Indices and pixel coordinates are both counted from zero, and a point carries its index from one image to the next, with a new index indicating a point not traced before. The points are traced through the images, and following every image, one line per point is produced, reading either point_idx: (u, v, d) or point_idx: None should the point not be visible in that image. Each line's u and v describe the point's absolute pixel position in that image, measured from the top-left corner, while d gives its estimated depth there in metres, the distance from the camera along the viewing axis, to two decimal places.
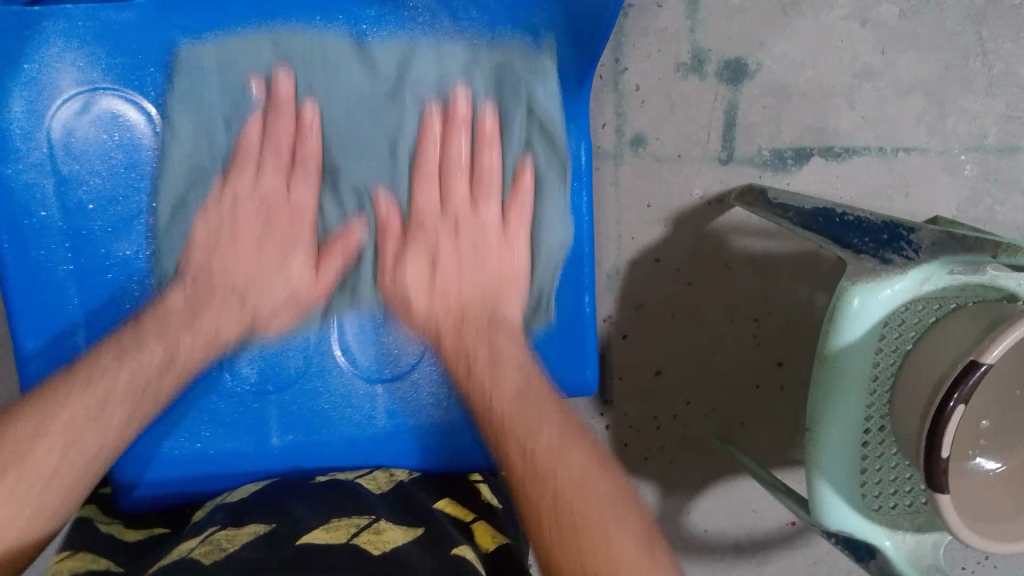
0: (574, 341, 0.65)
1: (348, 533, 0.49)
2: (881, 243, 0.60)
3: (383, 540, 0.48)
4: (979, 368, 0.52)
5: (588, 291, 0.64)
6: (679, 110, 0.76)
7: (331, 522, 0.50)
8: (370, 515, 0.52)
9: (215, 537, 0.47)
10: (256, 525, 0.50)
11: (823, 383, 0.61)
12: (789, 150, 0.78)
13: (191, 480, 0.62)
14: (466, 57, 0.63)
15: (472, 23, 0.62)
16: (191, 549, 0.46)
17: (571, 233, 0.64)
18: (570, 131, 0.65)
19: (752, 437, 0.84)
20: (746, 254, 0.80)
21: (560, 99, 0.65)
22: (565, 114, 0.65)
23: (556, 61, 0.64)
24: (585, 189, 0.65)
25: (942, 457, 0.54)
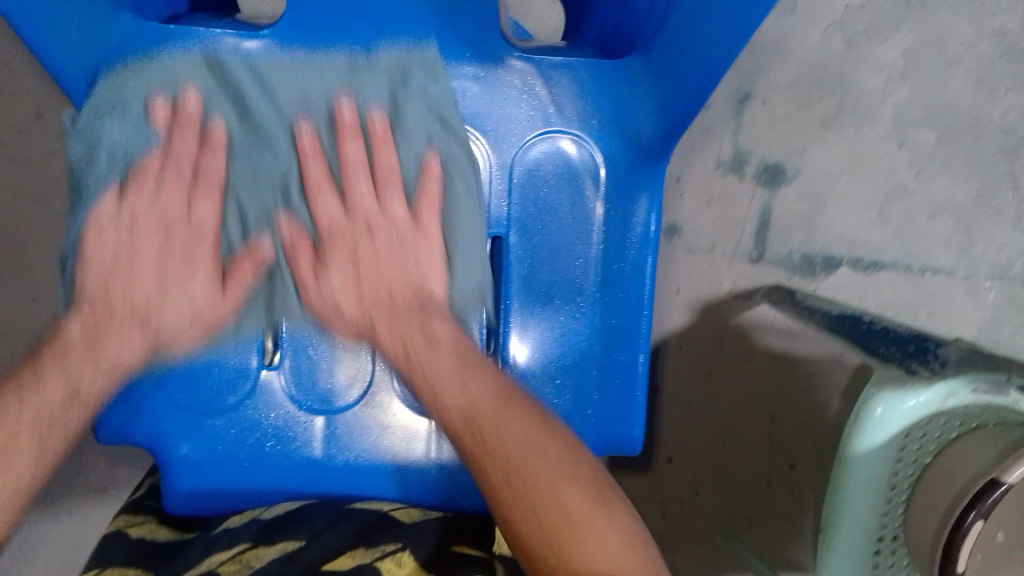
0: (624, 391, 0.69)
1: (372, 557, 0.48)
2: (908, 353, 0.62)
3: (402, 571, 0.46)
4: (1000, 487, 0.53)
5: (643, 351, 0.68)
6: (717, 205, 0.82)
7: (359, 547, 0.49)
8: (397, 542, 0.49)
9: (244, 555, 0.48)
10: (286, 542, 0.50)
11: (845, 486, 0.60)
12: (819, 256, 0.80)
13: (237, 488, 0.68)
14: (549, 127, 0.68)
15: (562, 103, 0.68)
16: (219, 564, 0.47)
17: (629, 298, 0.68)
18: (640, 201, 0.68)
19: (757, 539, 0.83)
20: (769, 352, 0.80)
21: (634, 171, 0.68)
22: (637, 185, 0.68)
23: (637, 135, 0.67)
24: (649, 256, 0.68)
25: (959, 570, 0.54)
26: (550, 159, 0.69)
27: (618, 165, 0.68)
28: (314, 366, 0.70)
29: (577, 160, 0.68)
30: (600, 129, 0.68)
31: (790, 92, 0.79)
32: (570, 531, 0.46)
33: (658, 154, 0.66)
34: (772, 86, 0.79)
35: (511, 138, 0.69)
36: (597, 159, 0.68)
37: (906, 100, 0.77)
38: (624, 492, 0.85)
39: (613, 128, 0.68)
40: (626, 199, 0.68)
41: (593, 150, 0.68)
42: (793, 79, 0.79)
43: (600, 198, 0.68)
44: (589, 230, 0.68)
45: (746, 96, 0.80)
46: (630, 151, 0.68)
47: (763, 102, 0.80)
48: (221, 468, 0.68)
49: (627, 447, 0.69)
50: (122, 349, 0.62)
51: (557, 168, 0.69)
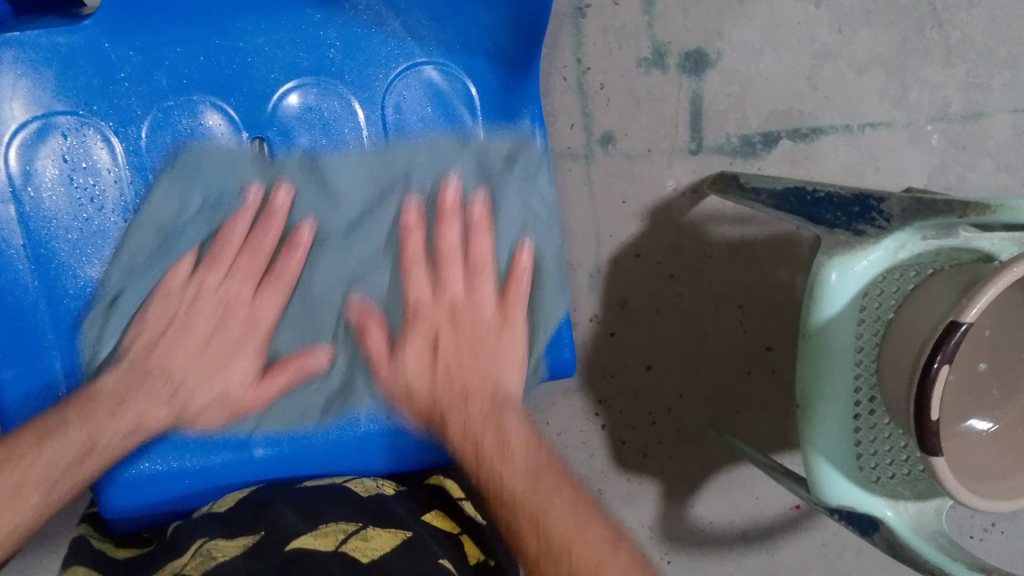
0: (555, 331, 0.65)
1: (336, 539, 0.47)
2: (852, 215, 0.61)
3: (372, 546, 0.47)
4: (960, 327, 0.53)
5: (562, 271, 0.63)
6: (646, 105, 0.77)
7: (318, 529, 0.48)
8: (357, 521, 0.50)
9: (206, 549, 0.46)
10: (246, 535, 0.48)
11: (810, 358, 0.61)
12: (757, 135, 0.79)
13: (190, 491, 0.60)
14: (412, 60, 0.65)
15: (417, 29, 0.64)
16: (182, 565, 0.44)
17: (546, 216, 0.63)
18: (522, 116, 0.65)
19: (748, 425, 0.84)
20: (725, 242, 0.80)
21: (510, 85, 0.65)
22: (514, 99, 0.66)
23: (498, 46, 0.64)
24: (547, 168, 0.65)
25: (933, 418, 0.54)
26: (418, 93, 0.65)
27: (488, 84, 0.66)
28: (239, 345, 0.60)
29: (443, 86, 0.65)
30: (460, 50, 0.65)
31: None
32: (575, 556, 0.46)
33: (524, 66, 0.64)
34: None
35: (375, 84, 0.64)
36: (469, 84, 0.66)
37: None
38: (609, 415, 0.83)
39: (474, 46, 0.65)
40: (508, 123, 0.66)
41: (458, 74, 0.65)
42: None
43: (479, 124, 0.66)
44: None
45: None
46: (497, 67, 0.66)
47: None
48: (171, 482, 0.60)
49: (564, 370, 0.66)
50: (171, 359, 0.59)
51: (427, 98, 0.65)
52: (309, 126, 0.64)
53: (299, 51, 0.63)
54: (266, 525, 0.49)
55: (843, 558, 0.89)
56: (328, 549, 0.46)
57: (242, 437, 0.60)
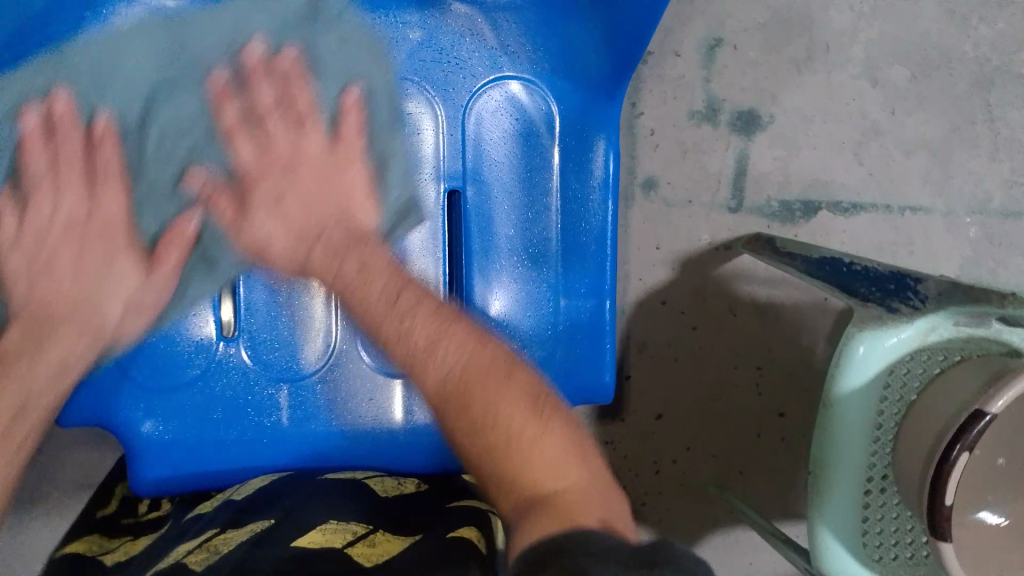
0: (596, 345, 0.67)
1: (344, 538, 0.45)
2: (887, 292, 0.61)
3: (378, 551, 0.45)
4: (984, 417, 0.53)
5: (609, 298, 0.67)
6: (692, 156, 0.78)
7: (330, 525, 0.47)
8: (370, 524, 0.48)
9: (213, 541, 0.46)
10: (255, 524, 0.48)
11: (827, 427, 0.61)
12: (797, 202, 0.79)
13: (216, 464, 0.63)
14: (499, 73, 0.68)
15: (510, 45, 0.68)
16: (187, 557, 0.44)
17: (595, 237, 0.67)
18: (597, 142, 0.67)
19: (751, 488, 0.83)
20: (751, 302, 0.81)
21: (594, 109, 0.67)
22: (593, 126, 0.67)
23: (587, 75, 0.67)
24: (610, 201, 0.67)
25: (946, 504, 0.54)
26: (501, 105, 0.67)
27: (572, 105, 0.67)
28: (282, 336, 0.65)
29: (526, 104, 0.67)
30: (549, 72, 0.68)
31: (760, 35, 0.76)
32: (522, 456, 0.45)
33: (611, 89, 0.67)
34: (742, 28, 0.76)
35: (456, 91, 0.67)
36: (551, 107, 0.67)
37: (875, 38, 0.77)
38: (614, 457, 0.82)
39: (562, 71, 0.67)
40: (584, 145, 0.67)
41: (542, 91, 0.68)
42: (763, 21, 0.76)
43: (556, 146, 0.67)
44: (545, 180, 0.67)
45: (717, 42, 0.76)
46: (584, 93, 0.67)
47: (735, 47, 0.76)
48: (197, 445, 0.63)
49: (600, 395, 0.67)
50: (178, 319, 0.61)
51: (510, 115, 0.67)
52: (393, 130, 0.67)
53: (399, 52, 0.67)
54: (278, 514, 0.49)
55: None
56: (337, 546, 0.44)
57: (269, 415, 0.64)
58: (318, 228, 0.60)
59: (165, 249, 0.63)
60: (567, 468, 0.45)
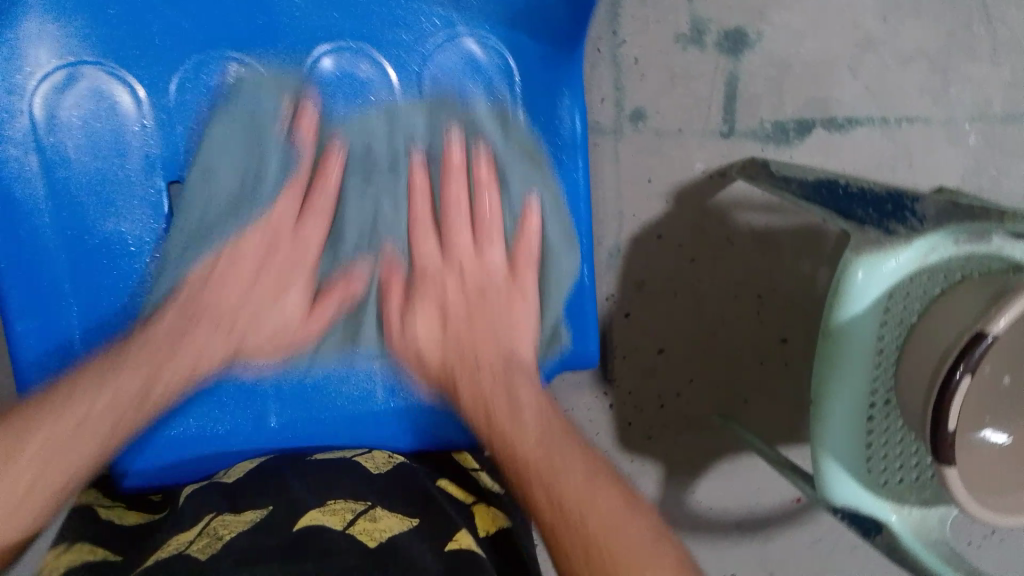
0: (579, 314, 0.62)
1: (343, 518, 0.46)
2: (884, 214, 0.60)
3: (380, 528, 0.46)
4: (985, 339, 0.52)
5: (588, 252, 0.63)
6: (680, 83, 0.75)
7: (329, 504, 0.48)
8: (366, 500, 0.48)
9: (212, 528, 0.45)
10: (252, 512, 0.47)
11: (827, 356, 0.60)
12: (791, 121, 0.77)
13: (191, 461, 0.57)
14: (451, 28, 0.61)
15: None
16: (187, 543, 0.43)
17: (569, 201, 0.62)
18: (563, 99, 0.61)
19: (755, 415, 0.83)
20: (749, 228, 0.79)
21: (555, 63, 0.61)
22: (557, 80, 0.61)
23: (545, 25, 0.60)
24: (580, 159, 0.62)
25: (949, 428, 0.53)
26: (457, 64, 0.62)
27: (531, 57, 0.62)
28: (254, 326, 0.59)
29: (482, 59, 0.62)
30: (503, 23, 0.62)
31: None
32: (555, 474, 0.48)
33: (569, 47, 0.61)
34: None
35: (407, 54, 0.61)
36: (507, 60, 0.62)
37: None
38: (618, 395, 0.82)
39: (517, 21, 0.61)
40: (548, 105, 0.62)
41: (497, 43, 0.62)
42: None
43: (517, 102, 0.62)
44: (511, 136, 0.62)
45: None
46: (543, 47, 0.62)
47: None
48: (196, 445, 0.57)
49: (582, 363, 0.63)
50: (210, 341, 0.55)
51: (463, 71, 0.62)
52: (339, 94, 0.60)
53: (332, 12, 0.59)
54: (275, 500, 0.48)
55: (837, 555, 0.90)
56: (339, 527, 0.45)
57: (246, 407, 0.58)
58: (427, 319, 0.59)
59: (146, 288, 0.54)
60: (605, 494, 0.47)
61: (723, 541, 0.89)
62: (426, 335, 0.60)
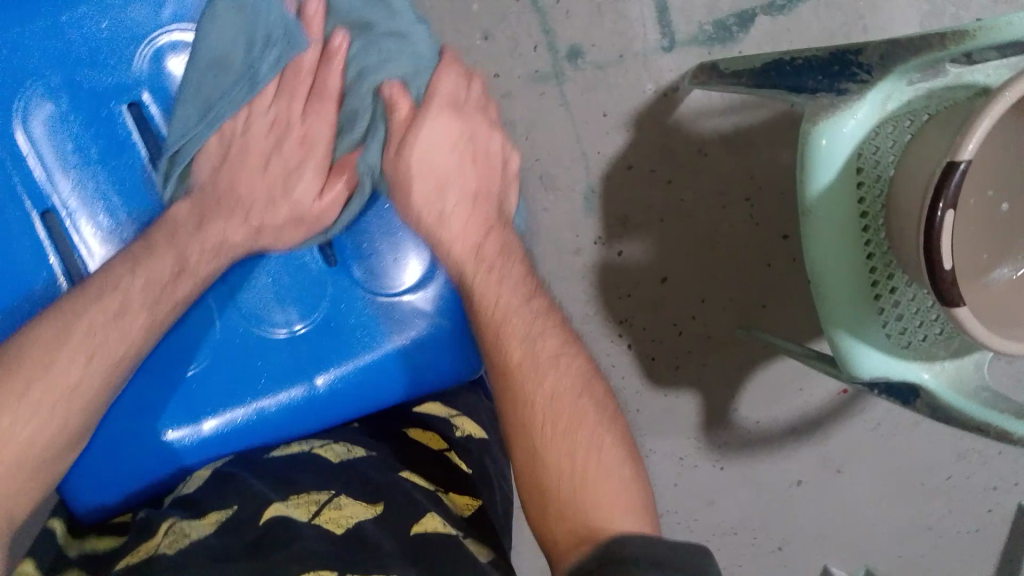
0: None
1: (308, 512, 0.47)
2: (833, 76, 0.57)
3: (346, 516, 0.48)
4: (958, 168, 0.50)
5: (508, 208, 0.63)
6: (608, 11, 0.73)
7: (294, 495, 0.49)
8: (329, 490, 0.50)
9: (175, 528, 0.46)
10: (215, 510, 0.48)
11: (812, 235, 0.59)
12: (731, 17, 0.75)
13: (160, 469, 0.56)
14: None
15: None
16: (154, 546, 0.44)
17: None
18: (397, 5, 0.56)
19: (777, 316, 0.82)
20: (718, 136, 0.77)
21: None
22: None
23: None
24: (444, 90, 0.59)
25: (946, 269, 0.51)
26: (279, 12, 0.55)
27: None
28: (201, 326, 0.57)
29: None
30: None
31: None
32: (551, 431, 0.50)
33: None
34: None
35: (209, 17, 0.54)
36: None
37: None
38: (634, 333, 0.82)
39: None
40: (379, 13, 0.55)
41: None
42: None
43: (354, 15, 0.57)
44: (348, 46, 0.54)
45: None
46: None
47: None
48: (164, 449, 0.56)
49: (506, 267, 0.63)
50: (230, 228, 0.57)
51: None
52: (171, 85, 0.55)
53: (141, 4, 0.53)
54: (240, 498, 0.49)
55: (901, 438, 0.87)
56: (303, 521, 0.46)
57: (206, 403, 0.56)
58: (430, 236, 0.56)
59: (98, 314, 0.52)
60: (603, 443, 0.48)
61: (781, 450, 0.87)
62: (437, 146, 0.55)
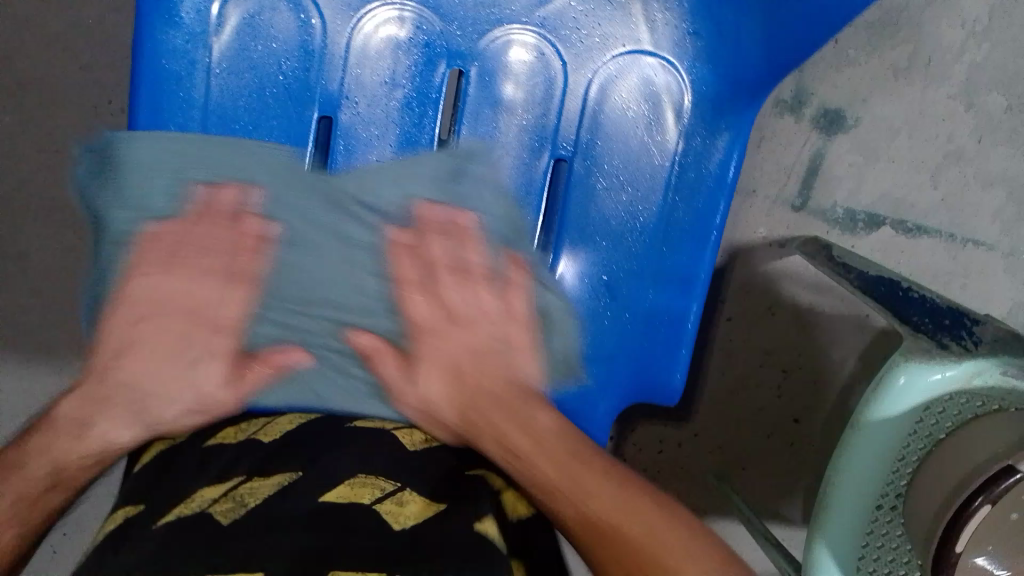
0: (669, 347, 0.64)
1: (371, 496, 0.45)
2: (939, 327, 0.61)
3: (407, 515, 0.45)
4: (1013, 474, 0.53)
5: (697, 302, 0.63)
6: (766, 146, 0.76)
7: (358, 476, 0.47)
8: (397, 481, 0.47)
9: (239, 489, 0.46)
10: (282, 473, 0.47)
11: (852, 451, 0.60)
12: (862, 213, 0.77)
13: (259, 394, 0.56)
14: (636, 47, 0.63)
15: (658, 23, 0.62)
16: (212, 504, 0.44)
17: (696, 237, 0.62)
18: (720, 138, 0.62)
19: (750, 481, 0.83)
20: (794, 304, 0.79)
21: (725, 102, 0.62)
22: (724, 117, 0.62)
23: (738, 64, 0.61)
24: (723, 201, 0.62)
25: (956, 549, 0.54)
26: (629, 89, 0.63)
27: (705, 97, 0.63)
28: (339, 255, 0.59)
29: (659, 83, 0.63)
30: (695, 58, 0.63)
31: (865, 34, 0.73)
32: (565, 497, 0.48)
33: (753, 89, 0.62)
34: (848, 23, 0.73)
35: (588, 58, 0.63)
36: (686, 92, 0.63)
37: (981, 61, 0.73)
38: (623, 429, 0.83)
39: (708, 57, 0.62)
40: (707, 136, 0.63)
41: (682, 75, 0.63)
42: (872, 20, 0.73)
43: (677, 137, 0.63)
44: (655, 155, 0.63)
45: None
46: (723, 86, 0.62)
47: (837, 42, 0.73)
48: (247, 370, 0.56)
49: (665, 396, 0.64)
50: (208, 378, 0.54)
51: (639, 91, 0.63)
52: (489, 79, 0.63)
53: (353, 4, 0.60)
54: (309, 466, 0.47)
55: None
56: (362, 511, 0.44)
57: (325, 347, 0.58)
58: (459, 364, 0.57)
59: (259, 378, 0.55)
60: (637, 513, 0.47)
61: None
62: (439, 399, 0.56)
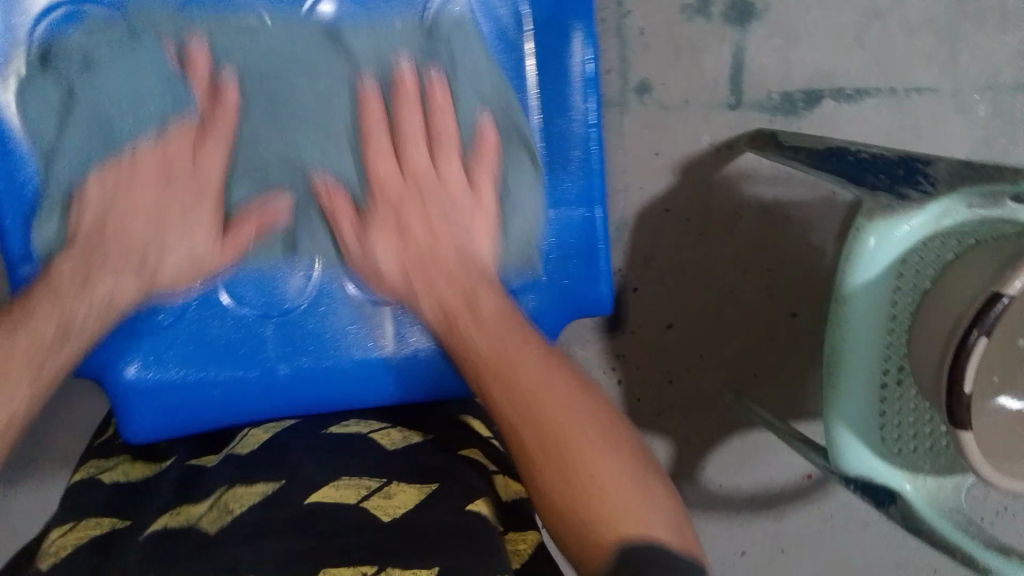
0: (590, 266, 0.61)
1: (358, 494, 0.49)
2: (896, 179, 0.59)
3: (395, 504, 0.49)
4: (1001, 300, 0.51)
5: (600, 206, 0.60)
6: (686, 56, 0.75)
7: (343, 479, 0.51)
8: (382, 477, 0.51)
9: (223, 499, 0.50)
10: (266, 483, 0.51)
11: (842, 324, 0.60)
12: (799, 93, 0.76)
13: (206, 417, 0.58)
14: None
15: None
16: (199, 518, 0.48)
17: (581, 145, 0.60)
18: (574, 30, 0.57)
19: (764, 388, 0.83)
20: (757, 202, 0.78)
21: None
22: (568, 7, 0.57)
23: None
24: (593, 95, 0.59)
25: (965, 391, 0.53)
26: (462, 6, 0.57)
27: None
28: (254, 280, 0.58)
29: None
30: None
31: None
32: None
33: None
34: None
35: None
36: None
37: None
38: (627, 373, 0.82)
39: None
40: (560, 32, 0.58)
41: None
42: None
43: (528, 41, 0.58)
44: (516, 72, 0.59)
45: None
46: None
47: None
48: (181, 400, 0.57)
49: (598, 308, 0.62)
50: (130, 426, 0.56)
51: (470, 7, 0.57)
52: None
53: None
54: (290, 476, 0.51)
55: (849, 533, 0.88)
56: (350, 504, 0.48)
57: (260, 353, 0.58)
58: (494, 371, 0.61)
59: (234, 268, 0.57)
60: None
61: (739, 518, 0.88)
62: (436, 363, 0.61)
